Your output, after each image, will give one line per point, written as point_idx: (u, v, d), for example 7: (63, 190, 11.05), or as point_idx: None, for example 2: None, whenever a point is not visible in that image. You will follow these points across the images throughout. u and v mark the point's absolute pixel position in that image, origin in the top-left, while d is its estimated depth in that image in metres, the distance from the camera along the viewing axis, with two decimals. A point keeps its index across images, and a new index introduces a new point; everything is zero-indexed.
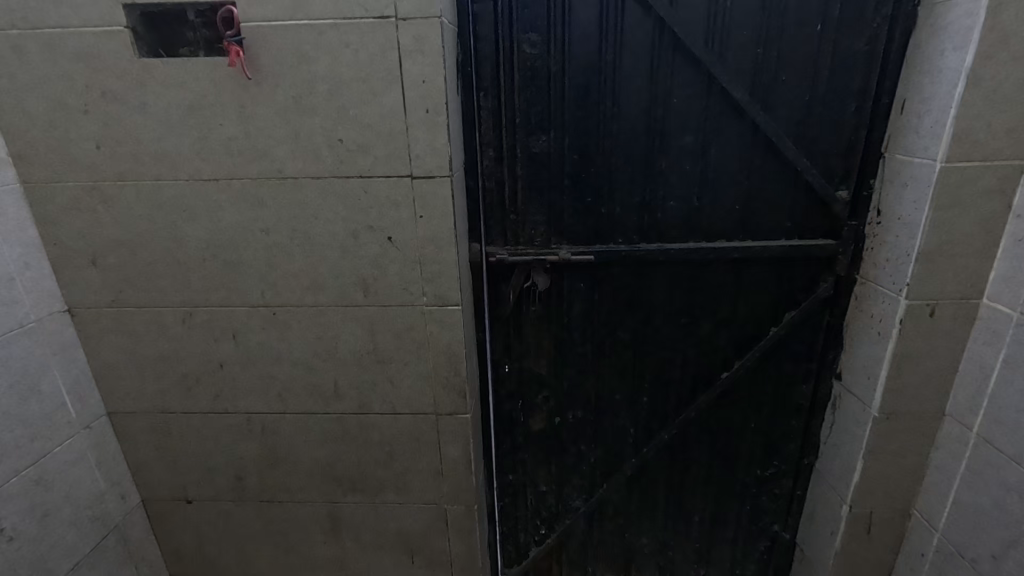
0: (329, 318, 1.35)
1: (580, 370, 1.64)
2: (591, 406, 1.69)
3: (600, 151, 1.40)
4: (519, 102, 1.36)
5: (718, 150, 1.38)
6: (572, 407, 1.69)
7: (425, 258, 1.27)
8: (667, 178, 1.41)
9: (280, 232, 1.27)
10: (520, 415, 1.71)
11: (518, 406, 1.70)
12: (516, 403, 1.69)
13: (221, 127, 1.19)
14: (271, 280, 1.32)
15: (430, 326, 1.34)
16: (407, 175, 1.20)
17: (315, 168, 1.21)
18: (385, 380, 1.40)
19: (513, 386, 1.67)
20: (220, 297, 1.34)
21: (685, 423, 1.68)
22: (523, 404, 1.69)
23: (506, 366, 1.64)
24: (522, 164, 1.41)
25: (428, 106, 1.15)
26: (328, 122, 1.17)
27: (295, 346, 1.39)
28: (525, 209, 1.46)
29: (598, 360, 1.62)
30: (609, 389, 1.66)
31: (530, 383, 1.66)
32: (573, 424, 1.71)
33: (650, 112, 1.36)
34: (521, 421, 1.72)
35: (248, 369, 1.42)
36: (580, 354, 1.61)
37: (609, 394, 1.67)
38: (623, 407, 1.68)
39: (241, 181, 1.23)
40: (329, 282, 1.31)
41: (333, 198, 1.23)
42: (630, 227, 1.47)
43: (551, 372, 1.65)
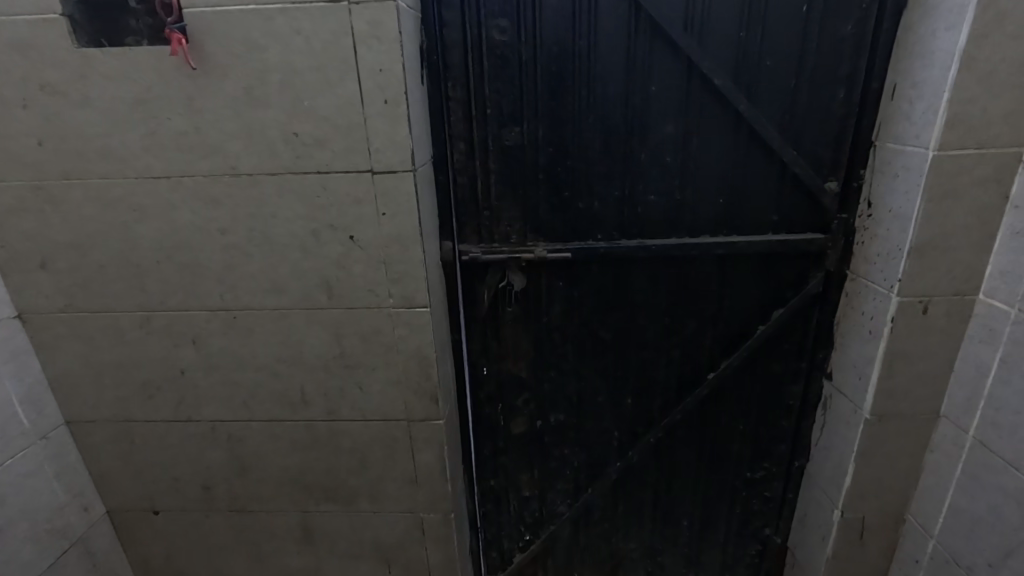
0: (292, 321, 1.28)
1: (561, 372, 1.58)
2: (573, 409, 1.62)
3: (576, 142, 1.33)
4: (489, 92, 1.29)
5: (700, 141, 1.32)
6: (553, 409, 1.63)
7: (390, 258, 1.21)
8: (647, 171, 1.35)
9: (237, 232, 1.20)
10: (500, 419, 1.65)
11: (497, 410, 1.63)
12: (495, 407, 1.63)
13: (169, 121, 1.12)
14: (230, 282, 1.25)
15: (398, 329, 1.27)
16: (368, 170, 1.14)
17: (270, 164, 1.14)
18: (353, 386, 1.34)
19: (492, 388, 1.60)
20: (177, 301, 1.28)
21: (671, 426, 1.62)
22: (503, 407, 1.63)
23: (484, 369, 1.57)
24: (494, 157, 1.35)
25: (387, 97, 1.08)
26: (282, 114, 1.10)
27: (259, 352, 1.32)
28: (499, 205, 1.39)
29: (580, 361, 1.56)
30: (591, 391, 1.60)
31: (509, 385, 1.60)
32: (555, 427, 1.65)
33: (627, 101, 1.29)
34: (501, 425, 1.65)
35: (210, 376, 1.36)
36: (560, 356, 1.55)
37: (592, 396, 1.61)
38: (606, 410, 1.62)
39: (194, 178, 1.16)
40: (291, 284, 1.25)
41: (291, 195, 1.17)
42: (609, 222, 1.40)
43: (531, 375, 1.58)
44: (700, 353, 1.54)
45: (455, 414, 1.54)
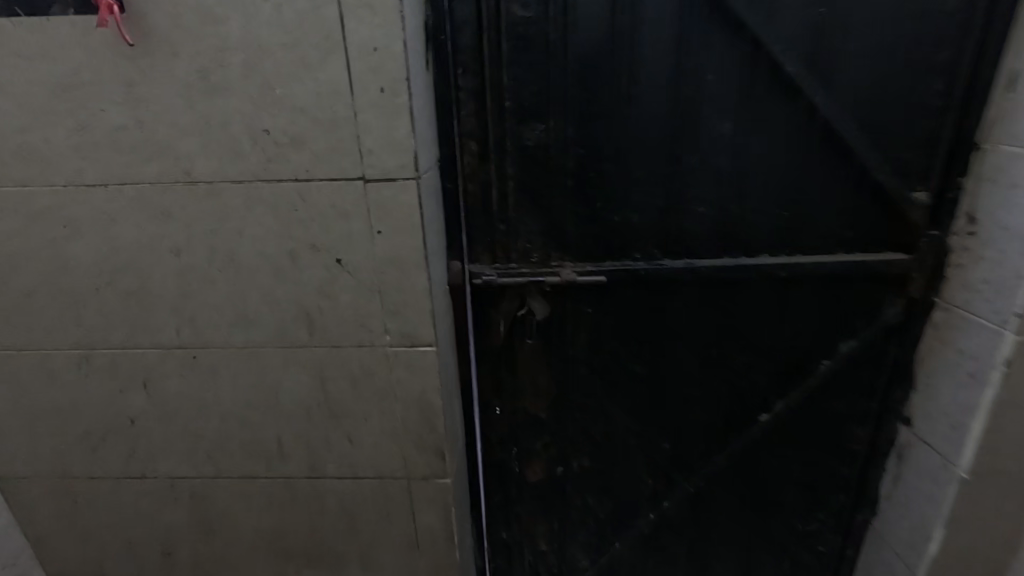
0: (266, 362, 1.04)
1: (587, 412, 1.34)
2: (600, 454, 1.39)
3: (613, 143, 1.10)
4: (508, 81, 1.06)
5: (764, 142, 1.08)
6: (577, 453, 1.39)
7: (386, 285, 0.97)
8: (698, 178, 1.12)
9: (194, 254, 0.96)
10: (514, 464, 1.41)
11: (512, 455, 1.40)
12: (509, 452, 1.39)
13: (104, 113, 0.88)
14: (187, 314, 1.01)
15: (395, 372, 1.04)
16: (359, 178, 0.90)
17: (235, 169, 0.90)
18: (340, 438, 1.10)
19: (505, 430, 1.37)
20: (123, 336, 1.04)
21: (714, 474, 1.39)
22: (518, 451, 1.39)
23: (497, 407, 1.34)
24: (513, 159, 1.11)
25: (382, 84, 0.84)
26: (248, 105, 0.86)
27: (225, 397, 1.08)
28: (517, 218, 1.16)
29: (610, 401, 1.32)
30: (621, 434, 1.36)
31: (525, 427, 1.36)
32: (578, 474, 1.42)
33: (677, 93, 1.06)
34: (515, 472, 1.42)
35: (166, 425, 1.11)
36: (586, 395, 1.32)
37: (622, 439, 1.37)
38: (638, 455, 1.39)
39: (138, 186, 0.92)
40: (263, 317, 1.00)
41: (261, 208, 0.93)
42: (649, 239, 1.17)
43: (551, 416, 1.35)
44: (751, 391, 1.30)
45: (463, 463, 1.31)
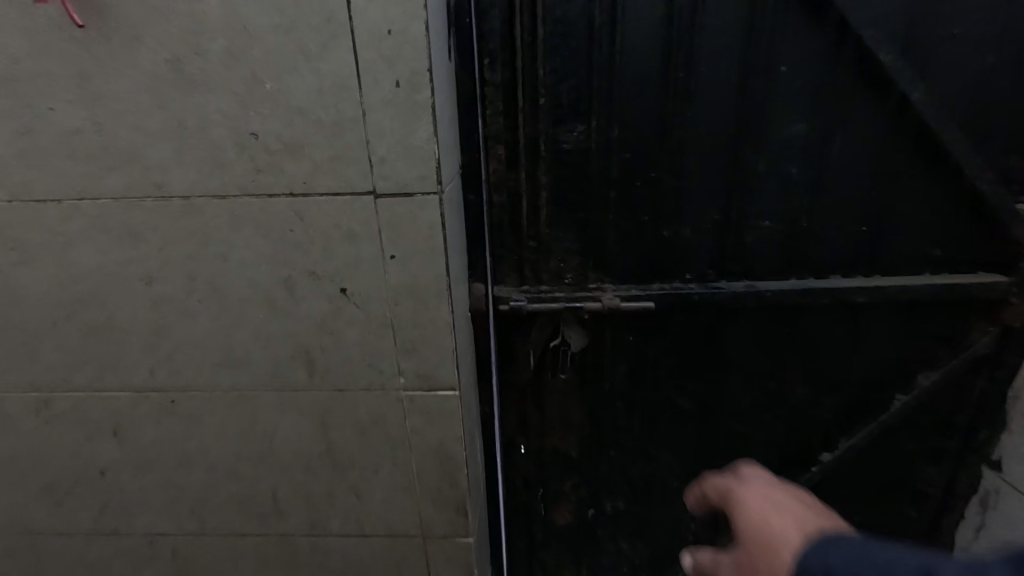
0: (257, 407, 0.88)
1: (624, 452, 1.18)
2: (637, 496, 1.23)
3: (666, 147, 0.93)
4: (544, 74, 0.89)
5: (843, 146, 0.92)
6: (611, 495, 1.23)
7: (400, 320, 0.81)
8: (763, 188, 0.95)
9: (169, 282, 0.80)
10: (540, 508, 1.24)
11: (536, 497, 1.23)
12: (535, 494, 1.23)
13: (54, 112, 0.71)
14: (163, 353, 0.85)
15: (410, 419, 0.88)
16: (369, 192, 0.73)
17: (216, 182, 0.74)
18: (346, 492, 0.94)
19: (530, 470, 1.20)
20: (88, 377, 0.87)
21: None
22: (544, 493, 1.23)
23: (521, 446, 1.17)
24: (547, 166, 0.95)
25: (397, 77, 0.68)
26: (230, 104, 0.70)
27: (209, 446, 0.92)
28: (550, 233, 0.99)
29: (651, 439, 1.16)
30: (661, 475, 1.20)
31: (553, 467, 1.20)
32: (611, 518, 1.25)
33: (743, 88, 0.89)
34: (540, 516, 1.25)
35: (142, 477, 0.95)
36: (624, 432, 1.15)
37: (663, 481, 1.20)
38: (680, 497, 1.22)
39: (98, 202, 0.76)
40: (254, 356, 0.84)
41: (249, 228, 0.76)
42: (703, 258, 1.00)
43: (584, 455, 1.18)
44: (812, 429, 1.14)
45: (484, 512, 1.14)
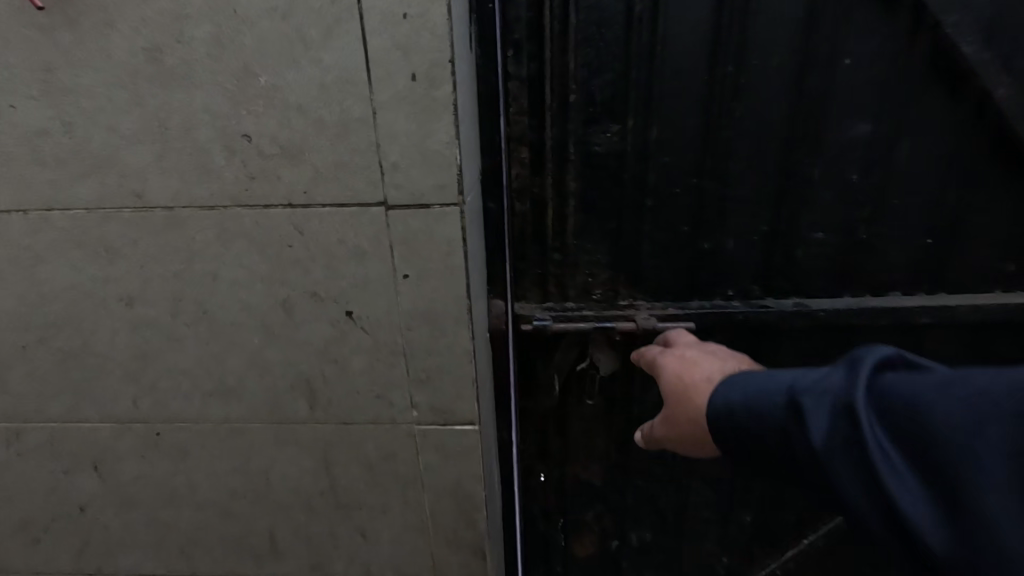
0: (253, 441, 0.79)
1: (653, 481, 1.08)
2: (666, 527, 1.13)
3: (710, 150, 0.83)
4: (575, 68, 0.79)
5: (911, 149, 0.82)
6: (637, 527, 1.13)
7: (413, 347, 0.71)
8: (817, 196, 0.85)
9: (152, 303, 0.71)
10: (560, 539, 1.15)
11: (557, 528, 1.13)
12: (554, 524, 1.13)
13: (16, 111, 0.62)
14: (147, 381, 0.76)
15: (423, 456, 0.78)
16: (379, 203, 0.64)
17: (203, 191, 0.64)
18: (351, 533, 0.85)
19: (550, 499, 1.10)
20: (63, 407, 0.78)
21: (805, 553, 1.13)
22: (564, 524, 1.13)
23: (541, 474, 1.08)
24: (576, 171, 0.85)
25: (413, 69, 0.58)
26: (218, 101, 0.60)
27: (200, 482, 0.83)
28: (578, 245, 0.89)
29: (684, 468, 1.07)
30: (693, 505, 1.10)
31: (575, 496, 1.10)
32: (637, 550, 1.16)
33: (800, 84, 0.79)
34: (560, 548, 1.15)
35: (126, 514, 0.86)
36: (654, 459, 1.06)
37: (695, 511, 1.11)
38: (713, 529, 1.13)
39: (70, 213, 0.66)
40: (248, 386, 0.75)
41: (241, 244, 0.67)
42: (747, 273, 0.90)
43: (609, 484, 1.09)
44: None
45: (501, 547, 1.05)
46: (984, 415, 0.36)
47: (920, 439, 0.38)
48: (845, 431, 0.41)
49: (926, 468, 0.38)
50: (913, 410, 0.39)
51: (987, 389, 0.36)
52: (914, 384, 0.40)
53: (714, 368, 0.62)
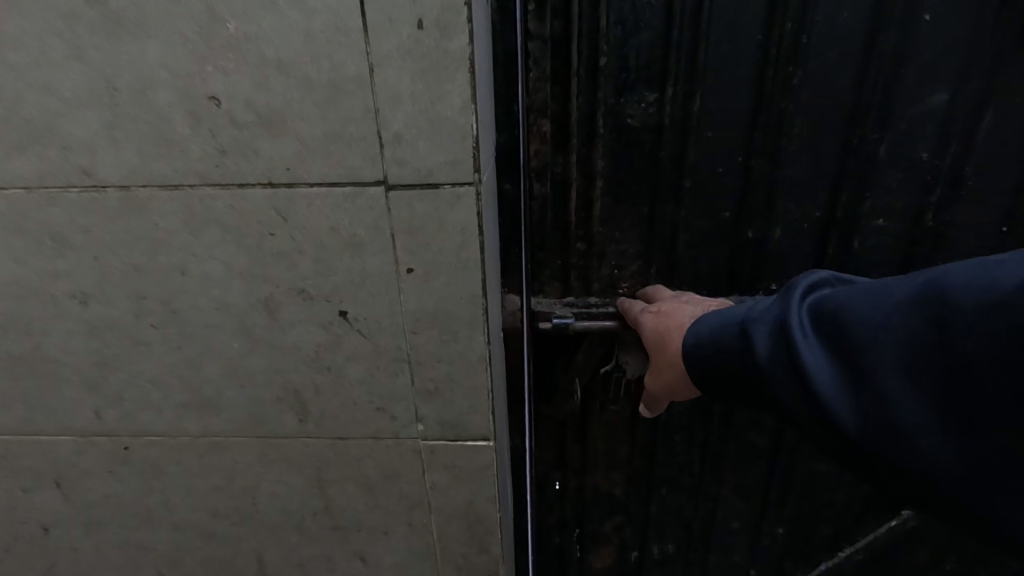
0: (235, 458, 0.69)
1: (679, 492, 0.99)
2: (691, 539, 1.04)
3: (762, 125, 0.72)
4: (607, 25, 0.67)
5: (998, 124, 0.70)
6: (660, 538, 1.04)
7: (419, 353, 0.61)
8: (881, 178, 0.75)
9: (111, 301, 0.60)
10: (575, 551, 1.06)
11: (572, 539, 1.04)
12: (570, 536, 1.04)
13: None
14: (110, 391, 0.65)
15: (430, 475, 0.69)
16: (378, 182, 0.53)
17: (164, 167, 0.53)
18: (348, 557, 0.76)
19: (566, 509, 1.01)
20: (16, 419, 0.68)
21: (840, 565, 1.05)
22: (581, 534, 1.04)
23: (557, 483, 0.98)
24: (606, 148, 0.74)
25: (419, 15, 0.46)
26: (177, 55, 0.48)
27: (177, 501, 0.73)
28: (605, 234, 0.79)
29: (713, 477, 0.97)
30: (721, 517, 1.01)
31: (593, 507, 1.01)
32: (659, 561, 1.07)
33: (872, 46, 0.67)
34: (575, 559, 1.07)
35: (95, 535, 0.77)
36: (681, 468, 0.97)
37: (724, 523, 1.02)
38: (743, 541, 1.04)
39: (7, 193, 0.55)
40: (228, 397, 0.65)
41: (213, 232, 0.56)
42: (795, 266, 0.80)
43: (631, 495, 1.00)
44: None
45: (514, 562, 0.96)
46: (889, 308, 0.45)
47: (839, 336, 0.47)
48: (782, 338, 0.50)
49: (841, 360, 0.46)
50: (834, 312, 0.48)
51: (887, 292, 0.45)
52: (835, 295, 0.49)
53: (689, 312, 0.67)
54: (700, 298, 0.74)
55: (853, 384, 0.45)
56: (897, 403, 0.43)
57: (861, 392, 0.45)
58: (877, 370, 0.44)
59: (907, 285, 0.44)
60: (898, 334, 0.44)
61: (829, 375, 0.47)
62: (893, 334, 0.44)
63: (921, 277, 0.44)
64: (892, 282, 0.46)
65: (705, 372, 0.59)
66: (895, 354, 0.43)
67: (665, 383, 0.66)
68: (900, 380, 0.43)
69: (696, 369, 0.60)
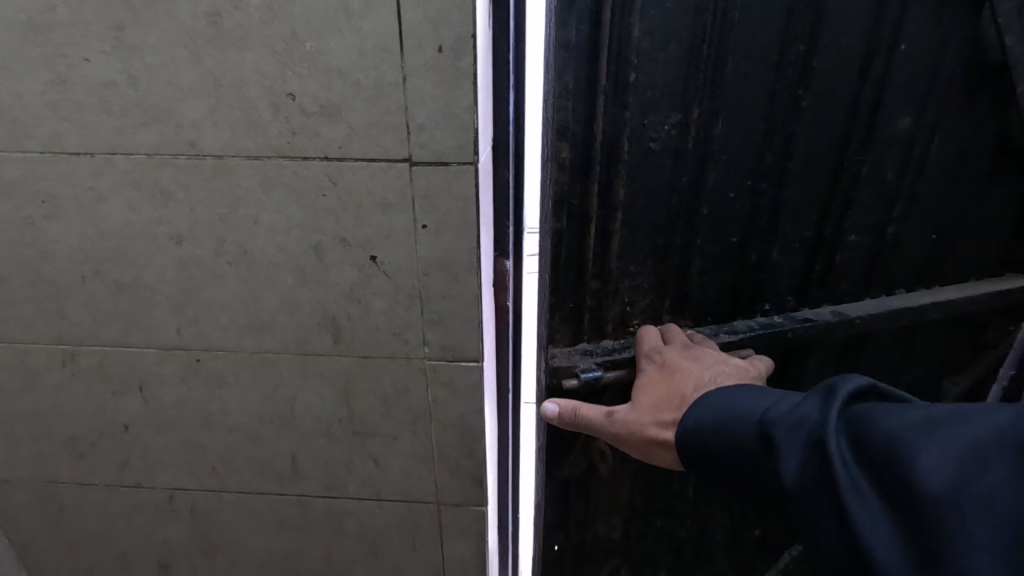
0: (282, 372, 0.89)
1: (672, 517, 1.28)
2: (683, 552, 1.35)
3: (761, 136, 0.92)
4: (638, 37, 0.83)
5: (938, 153, 0.99)
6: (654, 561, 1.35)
7: (428, 292, 0.80)
8: (860, 196, 1.00)
9: (198, 243, 0.80)
10: None
11: None
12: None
13: (89, 64, 0.69)
14: (189, 314, 0.85)
15: (433, 390, 0.89)
16: (404, 160, 0.72)
17: (251, 142, 0.73)
18: (365, 460, 0.96)
19: (570, 556, 1.29)
20: (113, 333, 0.88)
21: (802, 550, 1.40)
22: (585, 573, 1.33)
23: (558, 542, 1.26)
24: (628, 173, 0.92)
25: (440, 42, 0.66)
26: (268, 62, 0.68)
27: (233, 408, 0.93)
28: (620, 268, 1.01)
29: (704, 502, 1.27)
30: (711, 528, 1.32)
31: (596, 550, 1.29)
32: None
33: (829, 74, 0.89)
34: None
35: (164, 436, 0.97)
36: (672, 498, 1.25)
37: (710, 535, 1.33)
38: (726, 546, 1.36)
39: (130, 157, 0.75)
40: (281, 321, 0.85)
41: (281, 191, 0.75)
42: (786, 284, 1.07)
43: (628, 536, 1.28)
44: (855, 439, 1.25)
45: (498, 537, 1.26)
46: (948, 450, 0.51)
47: (889, 469, 0.53)
48: (818, 456, 0.59)
49: (894, 493, 0.53)
50: (884, 442, 0.55)
51: (947, 435, 0.52)
52: (883, 422, 0.56)
53: (684, 383, 0.86)
54: (707, 358, 0.91)
55: (906, 520, 0.51)
56: (954, 544, 0.47)
57: (919, 535, 0.50)
58: (937, 509, 0.49)
59: (965, 430, 0.51)
60: (954, 476, 0.49)
61: (878, 503, 0.54)
62: (948, 474, 0.50)
63: (979, 425, 0.51)
64: (957, 429, 0.52)
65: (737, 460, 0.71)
66: (952, 496, 0.49)
67: (640, 438, 0.87)
68: (957, 520, 0.48)
69: (709, 446, 0.75)
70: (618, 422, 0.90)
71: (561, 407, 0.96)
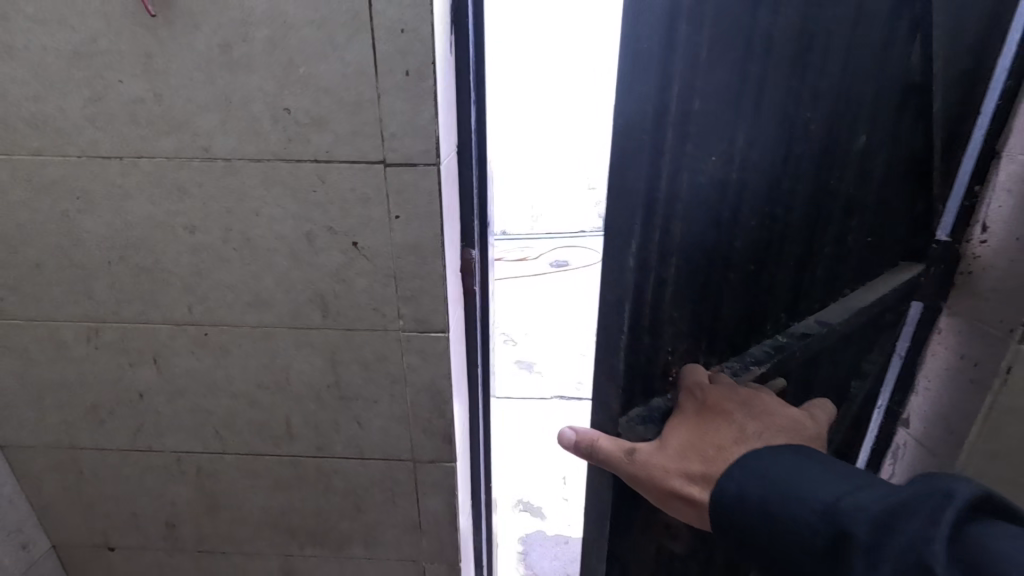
0: (278, 344, 1.04)
1: None
2: None
3: (808, 162, 0.83)
4: (699, 54, 0.73)
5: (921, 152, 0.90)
6: None
7: (402, 273, 0.97)
8: (859, 213, 0.93)
9: (208, 232, 0.95)
10: None
11: None
12: None
13: (123, 84, 0.85)
14: (200, 292, 1.00)
15: (407, 357, 1.04)
16: (379, 161, 0.89)
17: (256, 147, 0.89)
18: (350, 421, 1.11)
19: None
20: (134, 311, 1.03)
21: None
22: None
23: None
24: (683, 212, 0.82)
25: (407, 68, 0.83)
26: (270, 83, 0.84)
27: (236, 377, 1.08)
28: (668, 309, 0.88)
29: None
30: None
31: None
32: None
33: (860, 101, 0.83)
34: None
35: (175, 402, 1.11)
36: None
37: None
38: None
39: (153, 160, 0.90)
40: (278, 299, 1.00)
41: (280, 188, 0.91)
42: (778, 302, 0.94)
43: None
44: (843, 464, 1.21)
45: (472, 495, 1.45)
46: None
47: None
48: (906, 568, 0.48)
49: None
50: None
51: None
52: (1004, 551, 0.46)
53: (725, 418, 0.72)
54: (765, 403, 0.74)
55: None
56: None
57: None
58: None
59: None
60: None
61: None
62: None
63: None
64: None
65: (784, 548, 0.60)
66: None
67: (660, 486, 0.70)
68: None
69: (731, 512, 0.65)
70: (639, 462, 0.73)
71: (579, 433, 0.79)
